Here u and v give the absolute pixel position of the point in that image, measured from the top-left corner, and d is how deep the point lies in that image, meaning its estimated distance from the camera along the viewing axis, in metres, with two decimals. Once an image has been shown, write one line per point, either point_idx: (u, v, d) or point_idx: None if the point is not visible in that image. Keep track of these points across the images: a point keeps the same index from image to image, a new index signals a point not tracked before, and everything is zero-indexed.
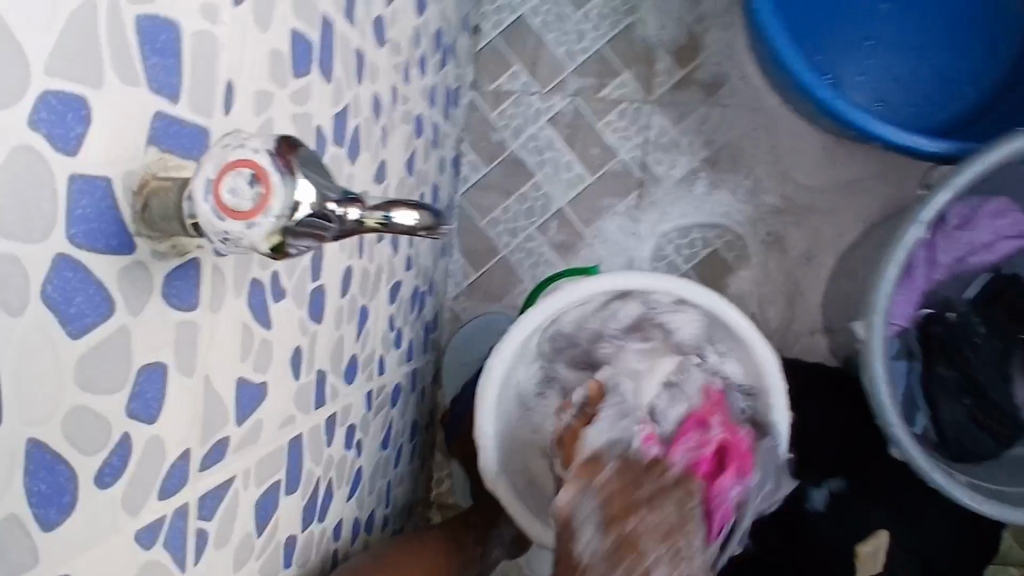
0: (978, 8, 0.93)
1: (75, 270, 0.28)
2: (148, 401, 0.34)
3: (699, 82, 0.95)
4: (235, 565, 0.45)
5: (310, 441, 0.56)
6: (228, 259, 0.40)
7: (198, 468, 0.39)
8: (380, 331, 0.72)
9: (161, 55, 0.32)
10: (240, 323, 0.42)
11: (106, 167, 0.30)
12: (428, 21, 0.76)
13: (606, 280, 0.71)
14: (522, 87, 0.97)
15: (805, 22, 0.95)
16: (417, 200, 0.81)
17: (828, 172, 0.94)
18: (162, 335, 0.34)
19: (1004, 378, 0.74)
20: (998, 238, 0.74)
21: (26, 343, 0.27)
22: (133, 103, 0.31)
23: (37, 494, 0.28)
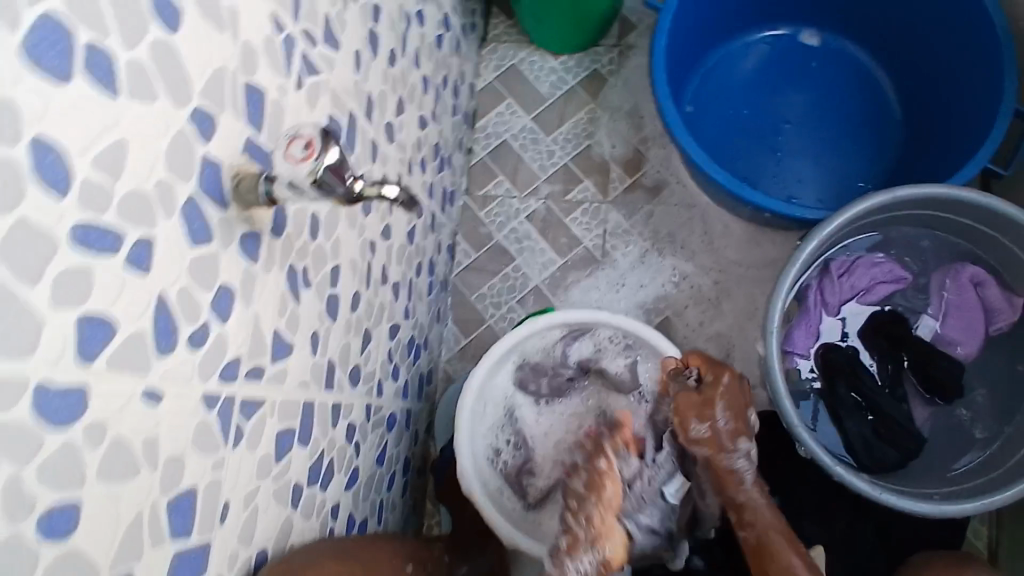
0: (860, 123, 1.16)
1: (196, 208, 0.49)
2: (221, 308, 0.53)
3: (644, 187, 1.20)
4: (257, 473, 0.60)
5: (319, 414, 0.72)
6: (277, 241, 0.61)
7: (243, 378, 0.57)
8: (381, 358, 0.90)
9: (254, 107, 0.56)
10: (280, 291, 0.62)
11: (220, 157, 0.52)
12: (428, 135, 1.03)
13: (558, 316, 0.93)
14: (505, 192, 1.22)
15: (721, 136, 1.16)
16: (416, 266, 1.03)
17: (752, 253, 1.16)
18: (234, 272, 0.54)
19: (897, 398, 0.90)
20: (874, 282, 0.94)
21: (168, 236, 0.47)
22: (235, 128, 0.54)
23: (159, 330, 0.46)
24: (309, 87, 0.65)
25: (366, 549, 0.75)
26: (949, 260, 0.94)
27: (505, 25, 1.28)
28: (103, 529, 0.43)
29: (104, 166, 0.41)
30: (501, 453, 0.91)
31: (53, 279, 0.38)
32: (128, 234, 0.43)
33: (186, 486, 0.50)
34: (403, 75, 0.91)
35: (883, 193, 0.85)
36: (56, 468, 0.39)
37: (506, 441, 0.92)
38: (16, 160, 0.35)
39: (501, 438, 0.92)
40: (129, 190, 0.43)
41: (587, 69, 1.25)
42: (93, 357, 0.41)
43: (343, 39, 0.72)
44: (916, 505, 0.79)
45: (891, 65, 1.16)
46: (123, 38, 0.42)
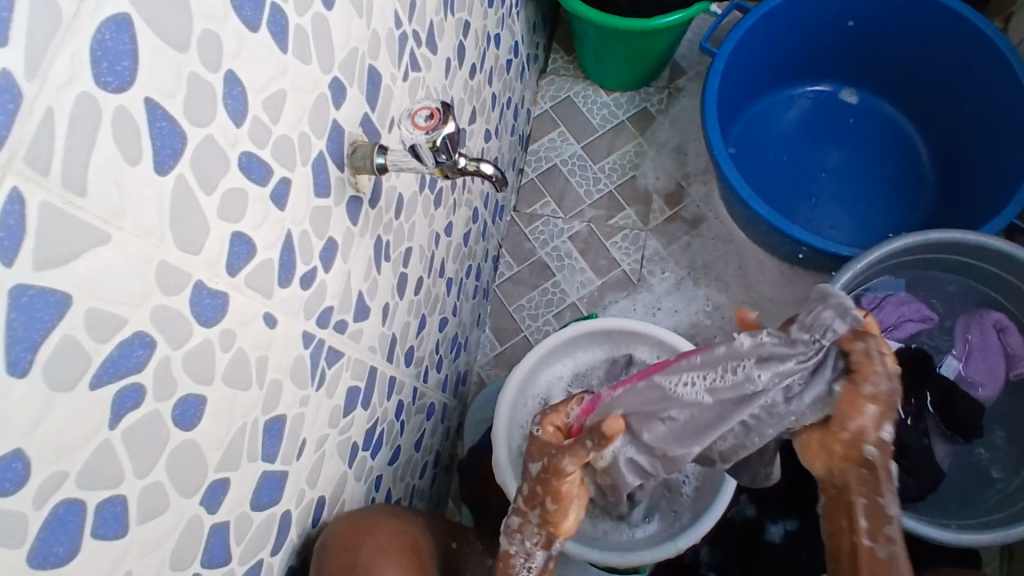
0: (891, 178, 1.23)
1: (321, 163, 0.55)
2: (327, 258, 0.59)
3: (683, 219, 1.27)
4: (328, 421, 0.65)
5: (379, 382, 0.77)
6: (372, 211, 0.67)
7: (332, 327, 0.62)
8: (430, 346, 0.95)
9: (372, 87, 0.63)
10: (368, 257, 0.68)
11: (344, 124, 0.58)
12: (490, 147, 1.10)
13: (597, 323, 0.98)
14: (550, 212, 1.29)
15: (760, 178, 1.23)
16: (466, 267, 1.08)
17: (783, 290, 1.22)
18: (340, 228, 0.60)
19: (920, 432, 0.92)
20: (903, 319, 0.98)
21: (301, 181, 0.53)
22: (358, 102, 0.60)
23: (284, 262, 0.52)
24: (411, 80, 0.72)
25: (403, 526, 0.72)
26: (974, 305, 0.99)
27: (563, 60, 1.37)
28: (219, 430, 0.47)
29: (268, 106, 0.47)
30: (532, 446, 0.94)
31: (221, 193, 0.44)
32: (275, 171, 0.49)
33: (279, 412, 0.55)
34: (479, 88, 0.99)
35: (915, 234, 0.91)
36: (196, 361, 0.43)
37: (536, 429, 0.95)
38: (215, 85, 0.41)
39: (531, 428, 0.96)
40: (282, 133, 0.49)
41: (637, 106, 1.34)
42: (237, 270, 0.46)
43: (440, 44, 0.80)
44: (936, 531, 0.82)
45: (924, 127, 1.24)
46: (296, 5, 0.49)
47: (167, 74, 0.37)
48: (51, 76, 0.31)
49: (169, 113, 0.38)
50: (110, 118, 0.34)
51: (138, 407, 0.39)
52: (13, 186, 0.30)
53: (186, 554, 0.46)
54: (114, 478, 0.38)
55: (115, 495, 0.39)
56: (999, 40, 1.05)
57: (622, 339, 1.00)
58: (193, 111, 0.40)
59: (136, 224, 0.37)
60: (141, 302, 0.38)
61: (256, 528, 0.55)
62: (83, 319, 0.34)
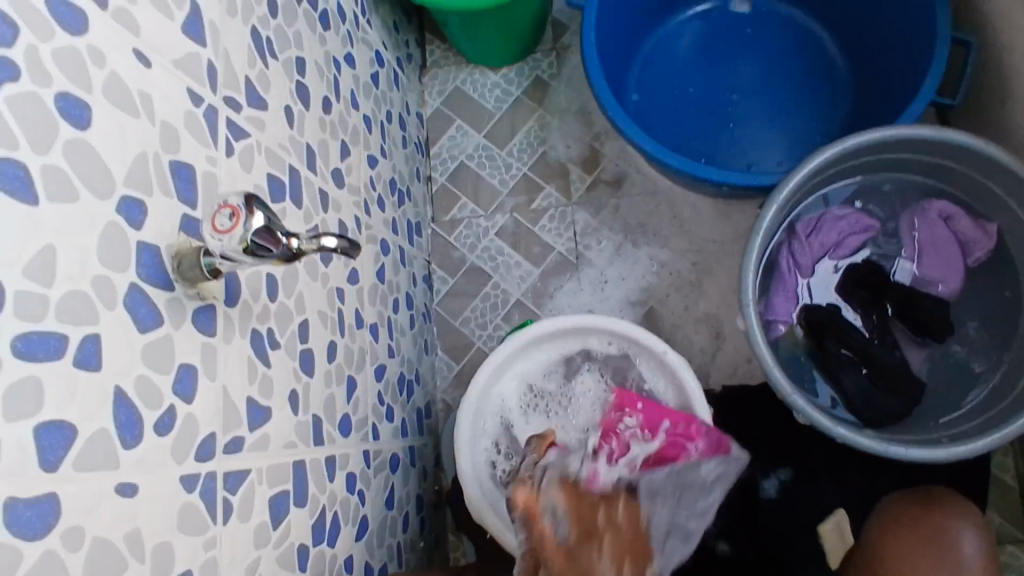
0: (805, 82, 1.17)
1: (139, 296, 0.49)
2: (185, 387, 0.53)
3: (606, 181, 1.20)
4: (254, 545, 0.60)
5: (312, 472, 0.72)
6: (235, 311, 0.61)
7: (221, 452, 0.57)
8: (371, 402, 0.90)
9: (185, 183, 0.56)
10: (247, 358, 0.62)
11: (157, 241, 0.52)
12: (380, 172, 1.03)
13: (542, 325, 0.92)
14: (470, 213, 1.22)
15: (670, 119, 1.17)
16: (392, 303, 1.03)
17: (724, 227, 1.16)
18: (193, 349, 0.54)
19: (888, 346, 0.89)
20: (844, 235, 0.94)
21: (115, 328, 0.47)
22: (169, 208, 0.54)
23: (122, 422, 0.47)
24: (241, 151, 0.65)
25: None
26: (915, 199, 0.94)
27: (440, 49, 1.29)
28: None
29: (33, 272, 0.41)
30: (500, 473, 0.88)
31: None
32: (71, 335, 0.43)
33: (178, 572, 0.51)
34: (342, 119, 0.91)
35: (832, 147, 0.85)
36: None
37: (501, 450, 0.90)
38: None
39: (497, 452, 0.90)
40: (66, 291, 0.43)
41: (529, 77, 1.26)
42: (55, 462, 0.42)
43: (270, 97, 0.72)
44: (925, 452, 0.78)
45: (826, 18, 1.17)
46: (33, 146, 0.42)
47: None
48: None
49: None
50: None
51: None
52: None
53: None
54: None
55: None
56: None
57: (574, 335, 0.93)
58: None
59: None
60: None
61: None
62: None
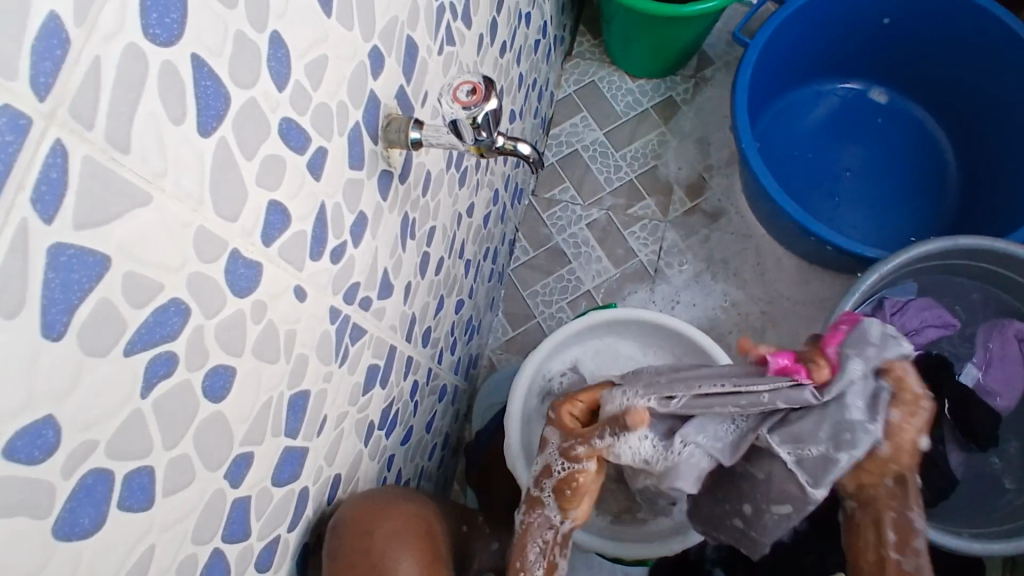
0: (919, 183, 1.22)
1: (357, 135, 0.54)
2: (357, 231, 0.57)
3: (703, 212, 1.25)
4: (349, 399, 0.63)
5: (397, 361, 0.76)
6: (401, 188, 0.65)
7: (357, 304, 0.61)
8: (445, 328, 0.94)
9: (408, 58, 0.61)
10: (394, 233, 0.66)
11: (380, 96, 0.56)
12: (514, 129, 1.08)
13: (654, 314, 0.95)
14: (569, 198, 1.27)
15: (785, 172, 1.22)
16: (484, 250, 1.07)
17: (801, 289, 1.20)
18: (371, 202, 0.59)
19: (936, 439, 0.93)
20: (924, 325, 0.98)
21: (337, 152, 0.51)
22: (394, 73, 0.58)
23: (316, 232, 0.50)
24: (445, 54, 0.70)
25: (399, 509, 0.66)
26: (995, 314, 0.98)
27: (589, 44, 1.34)
28: (244, 404, 0.46)
29: (309, 72, 0.45)
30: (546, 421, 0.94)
31: (260, 158, 0.42)
32: (314, 139, 0.47)
33: (303, 387, 0.53)
34: (508, 67, 0.96)
35: (944, 239, 0.90)
36: (228, 332, 0.42)
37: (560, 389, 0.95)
38: (260, 46, 0.40)
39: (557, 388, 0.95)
40: (321, 101, 0.47)
41: (662, 95, 1.31)
42: (271, 239, 0.44)
43: (474, 19, 0.77)
44: (947, 538, 0.82)
45: (953, 132, 1.22)
46: None
47: (214, 32, 0.36)
48: (100, 23, 0.29)
49: (214, 72, 0.36)
50: (156, 72, 0.32)
51: (169, 376, 0.38)
52: (57, 139, 0.28)
53: (208, 530, 0.45)
54: (143, 448, 0.37)
55: (142, 467, 0.38)
56: None
57: (674, 338, 0.97)
58: (238, 72, 0.38)
59: (176, 187, 0.35)
60: (177, 268, 0.37)
61: (276, 503, 0.54)
62: (119, 283, 0.33)
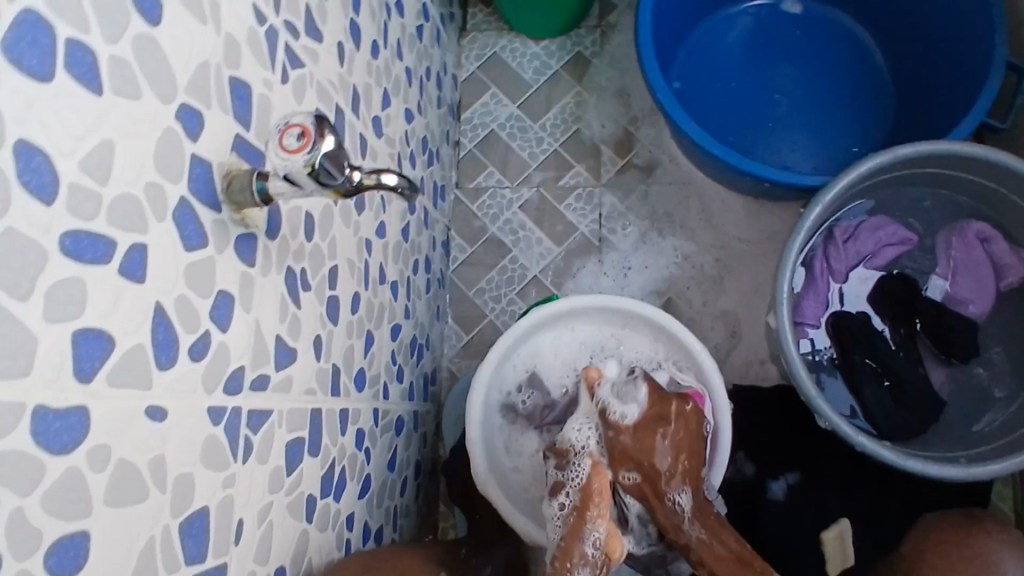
0: (852, 91, 1.15)
1: (186, 211, 0.46)
2: (222, 314, 0.50)
3: (637, 167, 1.18)
4: (270, 488, 0.57)
5: (327, 421, 0.69)
6: (273, 245, 0.58)
7: (249, 388, 0.54)
8: (384, 360, 0.88)
9: (240, 102, 0.53)
10: (280, 295, 0.59)
11: (209, 157, 0.49)
12: (415, 128, 1.00)
13: (607, 299, 0.89)
14: (496, 183, 1.20)
15: (712, 108, 1.15)
16: (413, 263, 1.00)
17: (751, 227, 1.15)
18: (232, 276, 0.52)
19: (913, 362, 0.89)
20: (881, 246, 0.93)
21: (163, 242, 0.44)
22: (224, 124, 0.50)
23: (158, 340, 0.43)
24: (293, 80, 0.62)
25: None
26: (953, 217, 0.93)
27: (484, 13, 1.25)
28: (113, 560, 0.40)
29: (88, 168, 0.38)
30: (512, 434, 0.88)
31: (42, 290, 0.35)
32: (120, 241, 0.40)
33: (198, 505, 0.47)
34: (387, 67, 0.88)
35: (884, 154, 0.84)
36: (58, 498, 0.36)
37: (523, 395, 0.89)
38: (0, 166, 0.32)
39: (518, 394, 0.89)
40: (118, 194, 0.40)
41: (571, 52, 1.23)
42: (90, 374, 0.38)
43: (325, 29, 0.69)
44: (940, 469, 0.78)
45: (878, 29, 1.15)
46: (102, 30, 0.38)
47: None
48: None
49: None
50: None
51: None
52: None
53: None
54: None
55: None
56: None
57: (632, 319, 0.91)
58: None
59: None
60: None
61: None
62: None
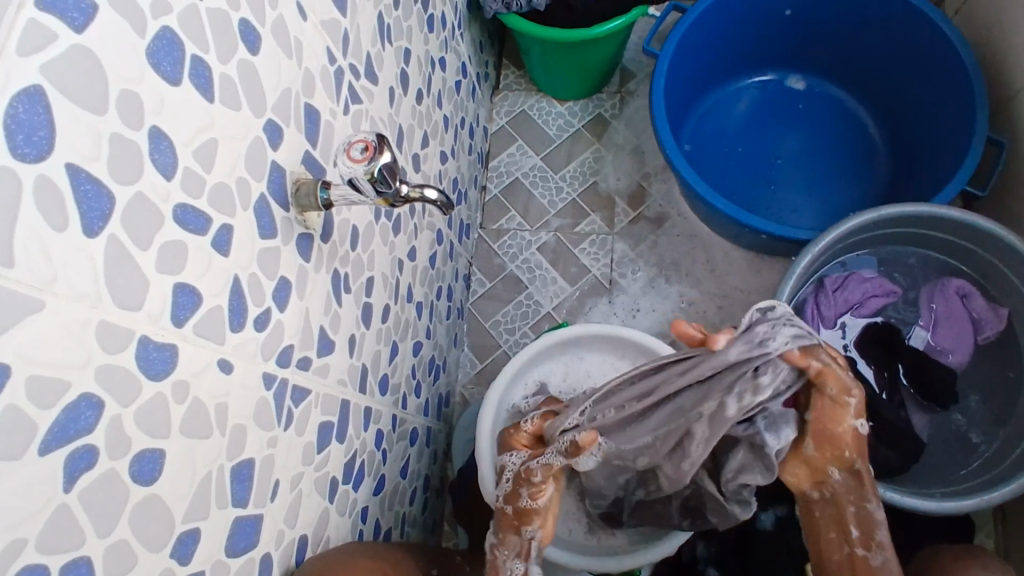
0: (848, 160, 1.26)
1: (264, 206, 0.56)
2: (281, 297, 0.59)
3: (647, 219, 1.28)
4: (303, 459, 0.65)
5: (353, 413, 0.77)
6: (325, 248, 0.67)
7: (295, 366, 0.62)
8: (405, 372, 0.95)
9: (311, 124, 0.63)
10: (326, 291, 0.68)
11: (285, 165, 0.59)
12: (448, 168, 1.11)
13: (612, 329, 0.97)
14: (516, 226, 1.30)
15: (716, 169, 1.26)
16: (436, 289, 1.09)
17: (751, 279, 1.23)
18: (292, 266, 0.61)
19: (897, 404, 0.96)
20: (868, 297, 1.01)
21: (245, 227, 0.53)
22: (298, 141, 0.61)
23: (233, 306, 0.52)
24: (353, 113, 0.73)
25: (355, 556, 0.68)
26: (936, 276, 1.01)
27: (515, 75, 1.39)
28: (181, 481, 0.47)
29: (199, 158, 0.48)
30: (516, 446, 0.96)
31: (158, 247, 0.44)
32: (214, 218, 0.49)
33: (246, 456, 0.55)
34: (428, 112, 1.00)
35: (870, 212, 0.93)
36: (150, 417, 0.44)
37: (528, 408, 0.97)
38: (139, 143, 0.42)
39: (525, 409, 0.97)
40: (216, 181, 0.50)
41: (592, 113, 1.35)
42: (184, 320, 0.47)
43: (381, 74, 0.80)
44: (919, 503, 0.83)
45: (873, 104, 1.26)
46: (219, 54, 0.49)
47: (88, 139, 0.38)
48: None
49: (92, 176, 0.38)
50: (32, 188, 0.35)
51: (91, 469, 0.40)
52: None
53: None
54: (75, 540, 0.39)
55: (78, 558, 0.39)
56: (930, 12, 1.08)
57: (634, 350, 0.99)
58: (119, 171, 0.40)
59: (70, 289, 0.37)
60: (83, 365, 0.38)
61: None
62: (23, 389, 0.35)
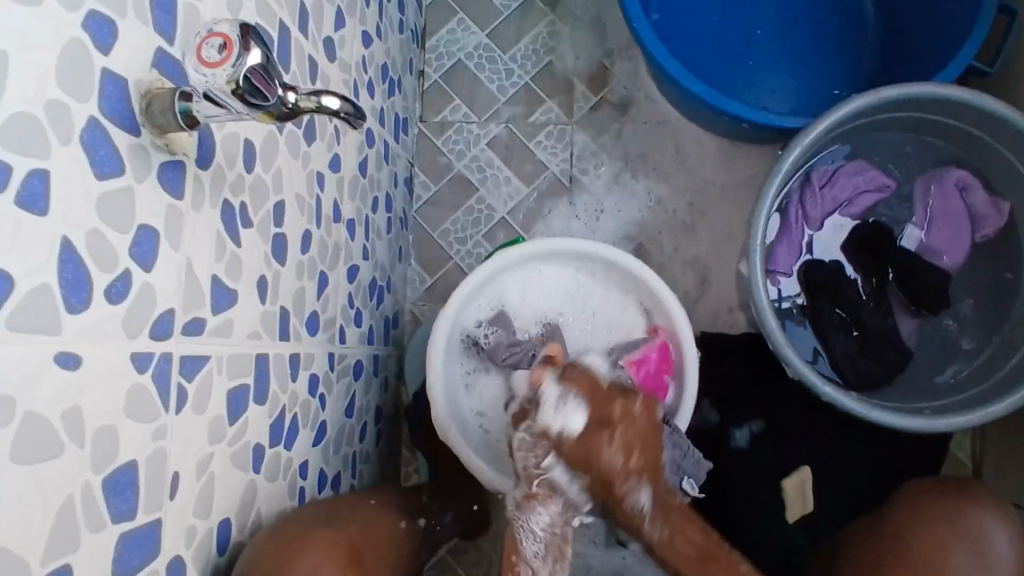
0: (836, 27, 1.10)
1: (98, 132, 0.40)
2: (145, 251, 0.45)
3: (611, 104, 1.12)
4: (209, 439, 0.53)
5: (275, 366, 0.65)
6: (206, 177, 0.52)
7: (181, 333, 0.50)
8: (340, 304, 0.83)
9: (163, 11, 0.46)
10: (215, 230, 0.54)
11: (125, 72, 0.42)
12: (373, 54, 0.92)
13: (574, 243, 0.86)
14: (462, 118, 1.13)
15: (688, 43, 1.09)
16: (372, 201, 0.94)
17: (726, 171, 1.11)
18: (156, 208, 0.46)
19: (882, 313, 0.93)
20: (858, 192, 0.97)
21: (69, 169, 0.38)
22: (141, 33, 0.44)
23: (67, 280, 0.38)
24: None
25: (295, 542, 0.60)
26: (933, 166, 0.96)
27: None
28: (22, 522, 0.36)
29: None
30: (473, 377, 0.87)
31: None
32: (10, 161, 0.34)
33: (123, 461, 0.44)
34: None
35: (870, 94, 0.81)
36: None
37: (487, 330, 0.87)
38: None
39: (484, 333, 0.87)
40: (6, 108, 0.34)
41: None
42: None
43: None
44: (905, 421, 0.78)
45: None
46: None
47: None
48: None
49: None
50: None
51: None
52: None
53: None
54: None
55: None
56: None
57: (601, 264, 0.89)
58: None
59: None
60: None
61: None
62: None
